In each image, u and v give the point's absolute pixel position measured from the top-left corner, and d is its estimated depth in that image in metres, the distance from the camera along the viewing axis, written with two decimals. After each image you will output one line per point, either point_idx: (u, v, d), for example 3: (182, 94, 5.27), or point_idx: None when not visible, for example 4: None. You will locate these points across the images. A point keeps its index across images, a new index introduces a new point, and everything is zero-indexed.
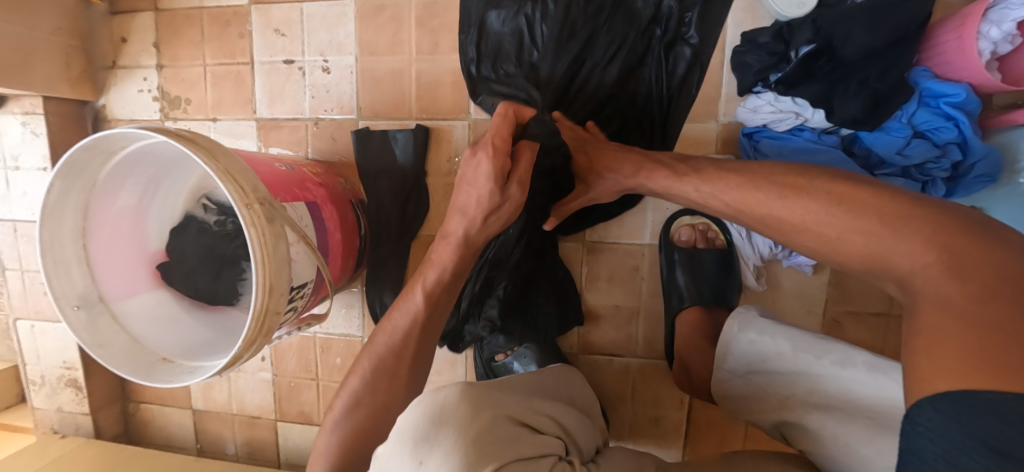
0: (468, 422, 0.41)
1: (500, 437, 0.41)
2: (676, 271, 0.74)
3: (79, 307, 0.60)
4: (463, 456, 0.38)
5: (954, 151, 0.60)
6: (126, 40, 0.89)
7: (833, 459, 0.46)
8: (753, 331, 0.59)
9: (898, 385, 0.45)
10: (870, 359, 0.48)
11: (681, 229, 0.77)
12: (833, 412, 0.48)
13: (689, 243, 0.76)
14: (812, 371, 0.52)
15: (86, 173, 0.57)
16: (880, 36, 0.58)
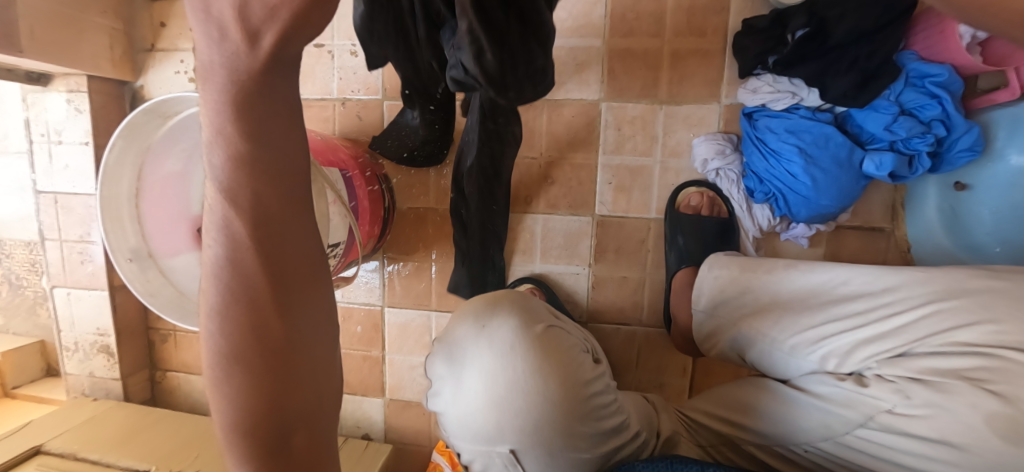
0: (519, 302, 0.52)
1: (543, 314, 0.53)
2: (679, 240, 0.79)
3: (132, 260, 0.65)
4: (520, 319, 0.50)
5: (938, 127, 0.66)
6: (166, 24, 0.95)
7: (774, 346, 0.60)
8: (716, 268, 0.69)
9: (815, 274, 0.61)
10: (796, 262, 0.63)
11: (691, 196, 0.81)
12: (771, 312, 0.62)
13: (696, 209, 0.80)
14: (757, 285, 0.65)
15: (143, 134, 0.63)
16: (871, 18, 0.62)
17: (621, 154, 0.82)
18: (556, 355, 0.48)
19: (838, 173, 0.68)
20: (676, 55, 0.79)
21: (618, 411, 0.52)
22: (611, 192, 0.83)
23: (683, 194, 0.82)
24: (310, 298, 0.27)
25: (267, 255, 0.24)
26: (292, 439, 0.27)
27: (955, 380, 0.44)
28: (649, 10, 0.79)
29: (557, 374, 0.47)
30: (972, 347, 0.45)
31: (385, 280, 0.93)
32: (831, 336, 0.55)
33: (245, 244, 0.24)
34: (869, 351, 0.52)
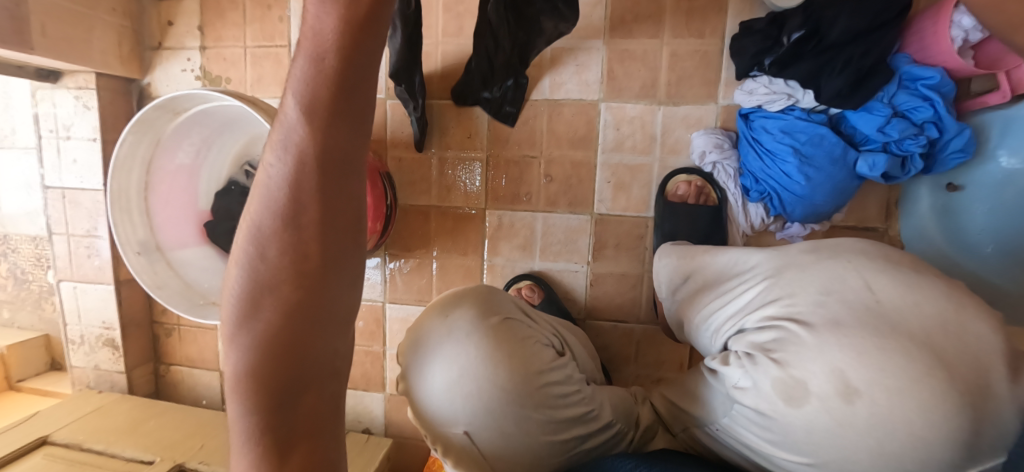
0: (483, 294, 0.51)
1: (501, 304, 0.51)
2: (659, 233, 0.80)
3: (140, 253, 0.66)
4: (474, 305, 0.49)
5: (931, 129, 0.67)
6: (172, 23, 0.96)
7: (692, 333, 0.58)
8: (663, 257, 0.67)
9: (727, 255, 0.57)
10: (711, 248, 0.60)
11: (678, 185, 0.81)
12: (695, 297, 0.59)
13: (683, 198, 0.80)
14: (691, 268, 0.62)
15: (155, 128, 0.64)
16: (866, 19, 0.63)
17: (620, 153, 0.83)
18: (511, 344, 0.46)
19: (832, 172, 0.70)
20: (675, 56, 0.80)
21: (584, 401, 0.49)
22: (610, 190, 0.84)
23: (672, 183, 0.81)
24: (349, 244, 0.33)
25: (316, 192, 0.31)
26: (305, 373, 0.33)
27: (757, 353, 0.44)
28: (649, 11, 0.80)
29: (508, 358, 0.45)
30: (779, 319, 0.45)
31: (387, 276, 0.94)
32: (723, 314, 0.52)
33: (305, 205, 0.31)
34: (728, 325, 0.51)
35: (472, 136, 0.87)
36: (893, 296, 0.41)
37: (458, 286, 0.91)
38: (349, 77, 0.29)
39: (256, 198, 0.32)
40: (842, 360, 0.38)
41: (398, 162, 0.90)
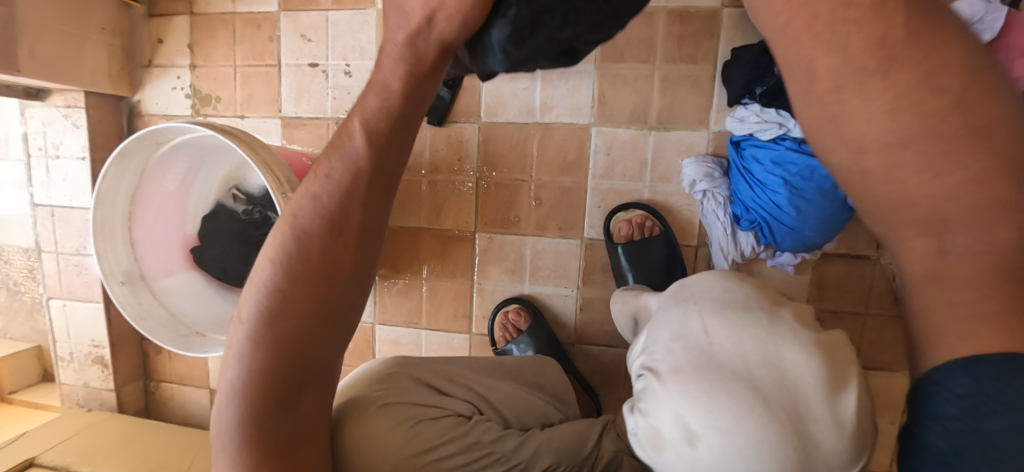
0: (370, 381, 0.58)
1: (393, 384, 0.57)
2: (623, 267, 0.81)
3: (124, 283, 0.66)
4: (357, 397, 0.55)
5: None
6: (162, 40, 0.95)
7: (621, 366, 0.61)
8: (619, 302, 0.69)
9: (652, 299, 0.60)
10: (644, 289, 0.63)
11: (619, 225, 0.82)
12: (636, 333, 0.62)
13: (628, 237, 0.81)
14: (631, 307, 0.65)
15: (138, 158, 0.63)
16: None
17: (611, 178, 0.83)
18: (384, 430, 0.52)
19: (823, 204, 0.68)
20: (667, 81, 0.79)
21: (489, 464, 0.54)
22: (600, 215, 0.84)
23: (614, 224, 0.83)
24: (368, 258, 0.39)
25: (360, 210, 0.36)
26: (305, 375, 0.40)
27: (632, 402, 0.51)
28: (640, 36, 0.79)
29: (381, 447, 0.51)
30: (643, 368, 0.50)
31: (377, 298, 0.93)
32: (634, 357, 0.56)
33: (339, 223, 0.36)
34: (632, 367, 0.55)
35: (462, 159, 0.86)
36: (721, 339, 0.45)
37: (448, 308, 0.91)
38: (412, 101, 0.34)
39: (304, 201, 0.36)
40: (683, 409, 0.44)
41: None
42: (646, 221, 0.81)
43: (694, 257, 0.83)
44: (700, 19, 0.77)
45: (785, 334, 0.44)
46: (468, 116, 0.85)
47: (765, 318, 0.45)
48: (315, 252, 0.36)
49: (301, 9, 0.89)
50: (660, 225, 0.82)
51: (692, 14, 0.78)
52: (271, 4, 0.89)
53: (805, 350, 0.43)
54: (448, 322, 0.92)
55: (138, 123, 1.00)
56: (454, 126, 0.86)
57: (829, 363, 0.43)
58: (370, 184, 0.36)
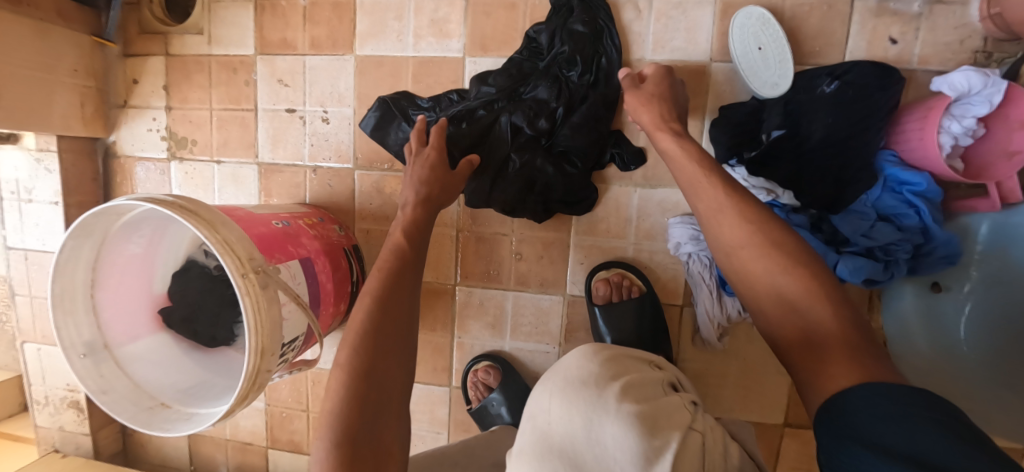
0: None
1: None
2: (602, 328, 0.79)
3: (86, 355, 0.64)
4: None
5: (917, 236, 0.64)
6: (138, 81, 0.94)
7: None
8: None
9: None
10: None
11: (597, 285, 0.81)
12: None
13: (606, 298, 0.79)
14: None
15: (97, 229, 0.61)
16: (839, 127, 0.62)
17: (594, 234, 0.80)
18: None
19: None
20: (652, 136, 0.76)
21: None
22: (583, 271, 0.81)
23: (592, 284, 0.81)
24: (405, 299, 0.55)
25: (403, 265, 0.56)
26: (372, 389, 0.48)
27: None
28: None
29: None
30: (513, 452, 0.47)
31: None
32: None
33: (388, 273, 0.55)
34: None
35: (441, 211, 0.84)
36: (560, 418, 0.44)
37: (427, 361, 0.89)
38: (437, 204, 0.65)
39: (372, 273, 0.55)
40: None
41: (366, 233, 0.88)
42: (624, 281, 0.80)
43: (680, 317, 0.81)
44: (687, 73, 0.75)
45: (608, 407, 0.42)
46: None
47: (595, 397, 0.44)
48: (383, 312, 0.52)
49: (278, 54, 0.86)
50: (639, 285, 0.80)
51: (679, 69, 0.75)
52: (247, 48, 0.87)
53: (624, 427, 0.40)
54: (428, 375, 0.90)
55: (114, 164, 0.98)
56: None
57: (648, 434, 0.40)
58: (417, 261, 0.58)
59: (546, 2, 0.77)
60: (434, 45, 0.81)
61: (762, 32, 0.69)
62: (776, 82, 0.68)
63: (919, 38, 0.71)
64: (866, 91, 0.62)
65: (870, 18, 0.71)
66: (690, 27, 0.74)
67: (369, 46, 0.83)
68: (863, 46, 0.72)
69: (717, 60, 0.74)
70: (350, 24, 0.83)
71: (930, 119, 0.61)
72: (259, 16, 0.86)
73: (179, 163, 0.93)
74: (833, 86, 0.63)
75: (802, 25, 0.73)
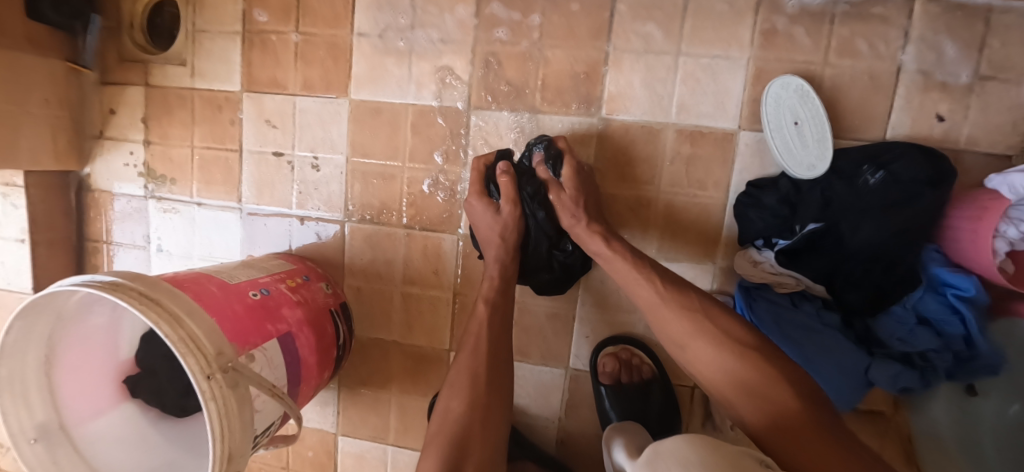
0: None
1: None
2: (610, 410, 0.73)
3: (36, 440, 0.58)
4: None
5: (957, 343, 0.58)
6: (115, 111, 0.87)
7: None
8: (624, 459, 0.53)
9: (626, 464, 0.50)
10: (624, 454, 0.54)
11: (605, 360, 0.76)
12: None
13: (613, 375, 0.74)
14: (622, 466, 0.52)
15: (52, 307, 0.55)
16: (887, 232, 0.56)
17: (602, 308, 0.74)
18: None
19: (840, 381, 0.61)
20: (671, 207, 0.71)
21: None
22: (588, 345, 0.75)
23: (599, 359, 0.76)
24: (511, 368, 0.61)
25: None
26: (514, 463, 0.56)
27: None
28: (645, 157, 0.70)
29: None
30: None
31: (341, 408, 0.86)
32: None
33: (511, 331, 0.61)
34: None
35: (439, 271, 0.79)
36: None
37: (416, 427, 0.84)
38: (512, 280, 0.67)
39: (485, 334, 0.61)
40: None
41: (356, 289, 0.82)
42: (632, 357, 0.76)
43: (690, 398, 0.75)
44: (712, 142, 0.68)
45: None
46: (447, 227, 0.77)
47: None
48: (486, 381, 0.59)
49: (266, 92, 0.79)
50: (647, 364, 0.76)
51: (704, 135, 0.68)
52: (233, 84, 0.80)
53: None
54: (416, 440, 0.84)
55: (88, 199, 0.91)
56: (432, 235, 0.78)
57: None
58: (502, 349, 0.62)
59: (561, 55, 0.70)
60: (436, 94, 0.74)
61: (799, 106, 0.63)
62: (813, 163, 0.62)
63: (969, 117, 0.64)
64: (915, 188, 0.55)
65: (918, 92, 0.65)
66: (718, 91, 0.67)
67: (365, 90, 0.76)
68: (908, 122, 0.65)
69: (747, 129, 0.67)
70: (345, 66, 0.76)
71: (984, 219, 0.54)
72: (248, 51, 0.79)
73: (156, 201, 0.88)
74: (877, 176, 0.57)
75: (841, 96, 0.66)
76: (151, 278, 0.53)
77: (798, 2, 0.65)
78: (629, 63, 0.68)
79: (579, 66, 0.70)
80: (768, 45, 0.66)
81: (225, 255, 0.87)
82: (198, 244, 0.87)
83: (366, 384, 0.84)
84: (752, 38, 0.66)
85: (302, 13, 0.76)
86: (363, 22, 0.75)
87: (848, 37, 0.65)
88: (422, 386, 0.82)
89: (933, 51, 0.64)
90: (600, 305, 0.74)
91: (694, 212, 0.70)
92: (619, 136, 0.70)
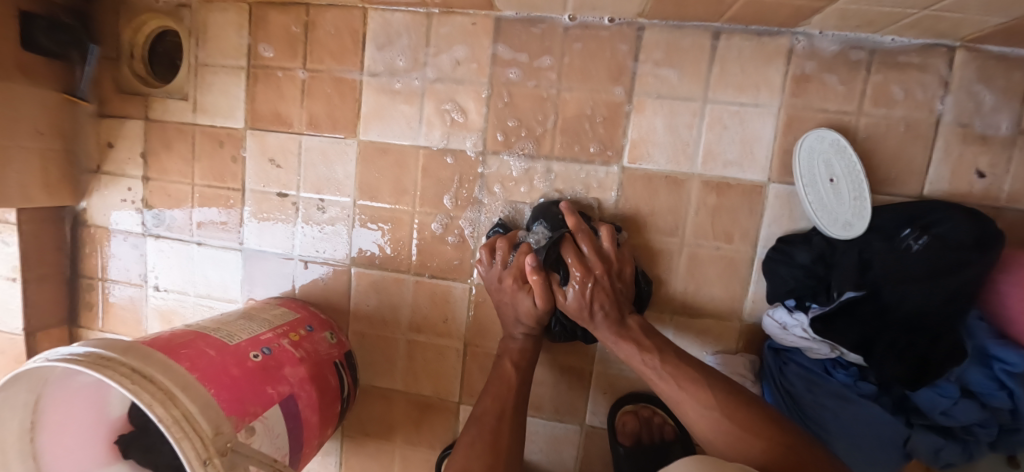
0: None
1: None
2: None
3: None
4: None
5: (1004, 415, 0.55)
6: (113, 145, 0.84)
7: None
8: None
9: None
10: None
11: (624, 418, 0.71)
12: None
13: (633, 434, 0.70)
14: None
15: (34, 374, 0.52)
16: (934, 300, 0.53)
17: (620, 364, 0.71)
18: None
19: (881, 454, 0.57)
20: (695, 260, 0.67)
21: None
22: (605, 401, 0.72)
23: (618, 418, 0.72)
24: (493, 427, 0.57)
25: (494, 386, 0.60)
26: None
27: None
28: (668, 207, 0.67)
29: None
30: None
31: (342, 459, 0.82)
32: None
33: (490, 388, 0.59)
34: None
35: (448, 320, 0.75)
36: None
37: None
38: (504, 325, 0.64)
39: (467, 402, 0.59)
40: None
41: (361, 336, 0.79)
42: (653, 414, 0.72)
43: None
44: (739, 193, 0.65)
45: None
46: (458, 274, 0.73)
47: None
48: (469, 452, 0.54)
49: (270, 129, 0.76)
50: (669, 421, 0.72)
51: (730, 187, 0.65)
52: (236, 120, 0.77)
53: None
54: None
55: (83, 234, 0.88)
56: (441, 282, 0.74)
57: None
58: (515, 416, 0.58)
59: (580, 99, 0.67)
60: (448, 136, 0.71)
61: (836, 160, 0.60)
62: (849, 221, 0.59)
63: (1011, 172, 0.61)
64: (964, 254, 0.52)
65: (957, 145, 0.62)
66: (748, 141, 0.64)
67: (374, 130, 0.73)
68: (946, 176, 0.62)
69: (777, 181, 0.64)
70: (353, 104, 0.73)
71: None
72: (252, 86, 0.76)
73: (154, 239, 0.84)
74: (921, 241, 0.54)
75: (875, 147, 0.63)
76: (143, 347, 0.49)
77: (804, 45, 0.62)
78: (652, 108, 0.65)
79: (599, 110, 0.66)
80: (800, 94, 0.62)
81: (224, 295, 0.83)
82: (197, 283, 0.84)
83: (368, 435, 0.81)
84: (783, 85, 0.62)
85: (309, 48, 0.73)
86: (373, 60, 0.72)
87: (884, 87, 0.62)
88: (428, 438, 0.78)
89: (972, 103, 0.61)
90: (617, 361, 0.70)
91: (719, 266, 0.67)
92: (640, 184, 0.67)
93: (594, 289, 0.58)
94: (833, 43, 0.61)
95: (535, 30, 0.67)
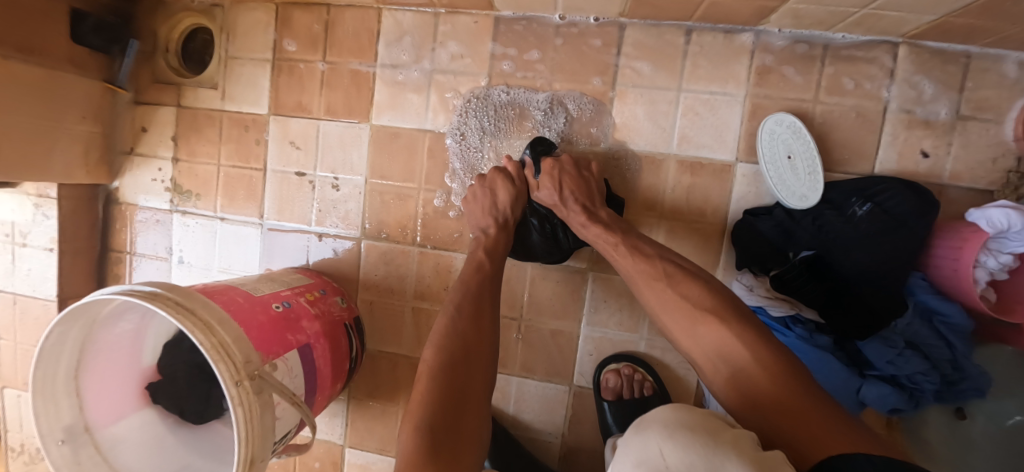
0: None
1: None
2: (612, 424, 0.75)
3: (64, 441, 0.61)
4: None
5: (946, 368, 0.62)
6: (146, 130, 0.92)
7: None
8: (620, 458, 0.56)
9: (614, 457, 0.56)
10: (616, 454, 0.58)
11: (607, 376, 0.76)
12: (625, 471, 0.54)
13: (615, 390, 0.75)
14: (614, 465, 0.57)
15: (87, 314, 0.58)
16: (879, 258, 0.60)
17: (605, 327, 0.77)
18: None
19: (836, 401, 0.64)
20: (672, 232, 0.75)
21: None
22: (592, 362, 0.78)
23: (602, 376, 0.77)
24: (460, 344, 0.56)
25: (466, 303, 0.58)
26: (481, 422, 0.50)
27: None
28: (648, 184, 0.74)
29: None
30: None
31: (348, 420, 0.88)
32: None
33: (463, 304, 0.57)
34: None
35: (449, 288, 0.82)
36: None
37: None
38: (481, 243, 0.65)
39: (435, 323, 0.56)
40: None
41: (369, 304, 0.86)
42: (635, 373, 0.76)
43: None
44: (711, 172, 0.73)
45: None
46: (459, 246, 0.81)
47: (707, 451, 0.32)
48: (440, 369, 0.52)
49: (291, 115, 0.84)
50: (650, 379, 0.76)
51: (703, 166, 0.73)
52: (261, 107, 0.86)
53: None
54: None
55: (114, 211, 0.95)
56: (443, 253, 0.82)
57: None
58: None
59: (570, 88, 0.75)
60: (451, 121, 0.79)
61: (793, 141, 0.67)
62: (805, 194, 0.66)
63: (952, 153, 0.69)
64: (904, 221, 0.60)
65: (903, 129, 0.69)
66: (718, 125, 0.72)
67: (385, 116, 0.81)
68: (894, 157, 0.70)
69: (744, 160, 0.72)
70: (367, 93, 0.81)
71: (966, 249, 0.58)
72: (276, 77, 0.84)
73: (181, 215, 0.92)
74: (865, 208, 0.61)
75: (831, 131, 0.71)
76: (186, 288, 0.56)
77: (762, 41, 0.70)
78: (633, 97, 0.73)
79: (586, 98, 0.75)
80: (763, 84, 0.71)
81: (243, 267, 0.90)
82: (219, 256, 0.91)
83: (374, 397, 0.87)
84: (748, 76, 0.71)
85: (328, 44, 0.82)
86: (385, 54, 0.80)
87: (837, 79, 0.70)
88: None
89: (916, 93, 0.69)
90: (603, 325, 0.77)
91: (694, 237, 0.74)
92: (623, 163, 0.75)
93: (562, 176, 0.67)
94: (791, 41, 0.70)
95: (529, 27, 0.75)
